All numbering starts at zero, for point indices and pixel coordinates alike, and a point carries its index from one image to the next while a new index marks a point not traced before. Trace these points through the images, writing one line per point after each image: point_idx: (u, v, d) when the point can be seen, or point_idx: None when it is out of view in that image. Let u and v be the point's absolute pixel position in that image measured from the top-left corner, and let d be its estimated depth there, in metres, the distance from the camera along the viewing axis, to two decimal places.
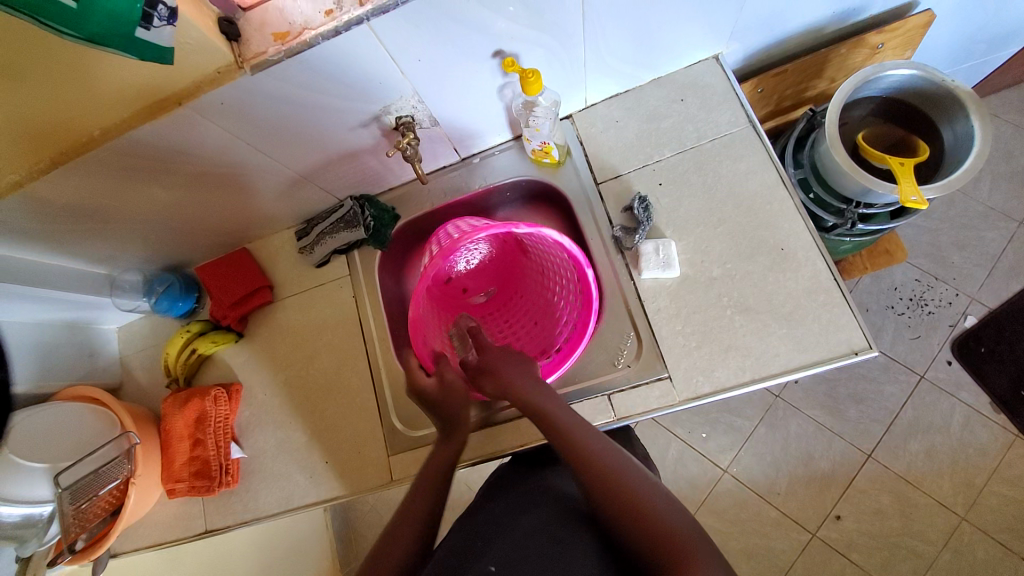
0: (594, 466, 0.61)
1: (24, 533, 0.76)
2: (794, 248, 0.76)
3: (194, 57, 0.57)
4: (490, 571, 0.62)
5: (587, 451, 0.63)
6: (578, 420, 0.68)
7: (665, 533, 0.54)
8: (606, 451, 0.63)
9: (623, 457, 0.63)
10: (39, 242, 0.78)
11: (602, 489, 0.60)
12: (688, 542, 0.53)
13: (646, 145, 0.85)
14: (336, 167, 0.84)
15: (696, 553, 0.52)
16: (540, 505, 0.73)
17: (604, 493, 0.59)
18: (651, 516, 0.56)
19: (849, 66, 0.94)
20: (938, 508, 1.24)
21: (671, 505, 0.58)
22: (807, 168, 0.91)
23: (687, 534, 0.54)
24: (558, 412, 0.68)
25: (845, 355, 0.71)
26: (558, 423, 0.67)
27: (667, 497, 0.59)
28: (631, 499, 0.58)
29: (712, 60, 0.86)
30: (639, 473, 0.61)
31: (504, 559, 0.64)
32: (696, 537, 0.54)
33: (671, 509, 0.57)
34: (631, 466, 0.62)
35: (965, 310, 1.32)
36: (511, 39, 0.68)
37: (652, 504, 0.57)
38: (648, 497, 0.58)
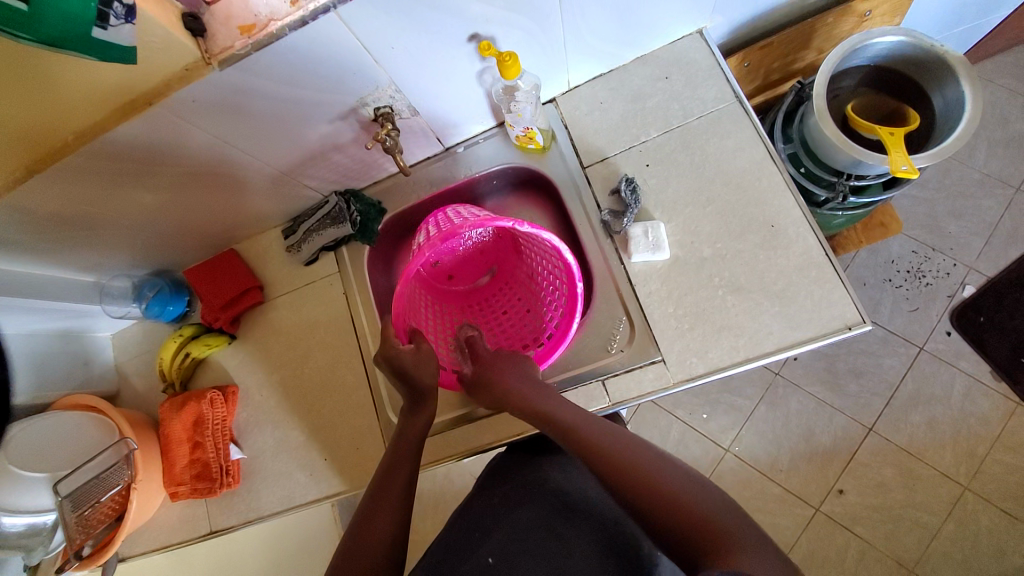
0: (611, 459, 0.62)
1: (30, 542, 0.77)
2: (785, 224, 0.75)
3: (160, 55, 0.55)
4: (487, 563, 0.69)
5: (603, 445, 0.63)
6: (587, 414, 0.69)
7: (696, 513, 0.54)
8: (624, 444, 0.63)
9: (644, 447, 0.63)
10: (25, 252, 0.77)
11: (624, 480, 0.59)
12: (724, 522, 0.53)
13: (631, 126, 0.84)
14: (317, 162, 0.83)
15: (729, 531, 0.52)
16: (539, 498, 0.75)
17: (627, 483, 0.59)
18: (680, 499, 0.56)
19: (837, 35, 0.92)
20: (940, 478, 1.25)
21: (699, 486, 0.58)
22: (796, 142, 0.89)
23: (718, 515, 0.54)
24: (566, 413, 0.68)
25: (839, 331, 0.70)
26: (566, 422, 0.67)
27: (694, 479, 0.59)
28: (656, 485, 0.58)
29: (696, 36, 0.84)
30: (662, 459, 0.61)
31: (501, 550, 0.70)
32: (727, 516, 0.54)
33: (698, 492, 0.57)
34: (652, 454, 0.62)
35: (964, 279, 1.31)
36: (486, 22, 0.67)
37: (678, 488, 0.57)
38: (672, 481, 0.58)
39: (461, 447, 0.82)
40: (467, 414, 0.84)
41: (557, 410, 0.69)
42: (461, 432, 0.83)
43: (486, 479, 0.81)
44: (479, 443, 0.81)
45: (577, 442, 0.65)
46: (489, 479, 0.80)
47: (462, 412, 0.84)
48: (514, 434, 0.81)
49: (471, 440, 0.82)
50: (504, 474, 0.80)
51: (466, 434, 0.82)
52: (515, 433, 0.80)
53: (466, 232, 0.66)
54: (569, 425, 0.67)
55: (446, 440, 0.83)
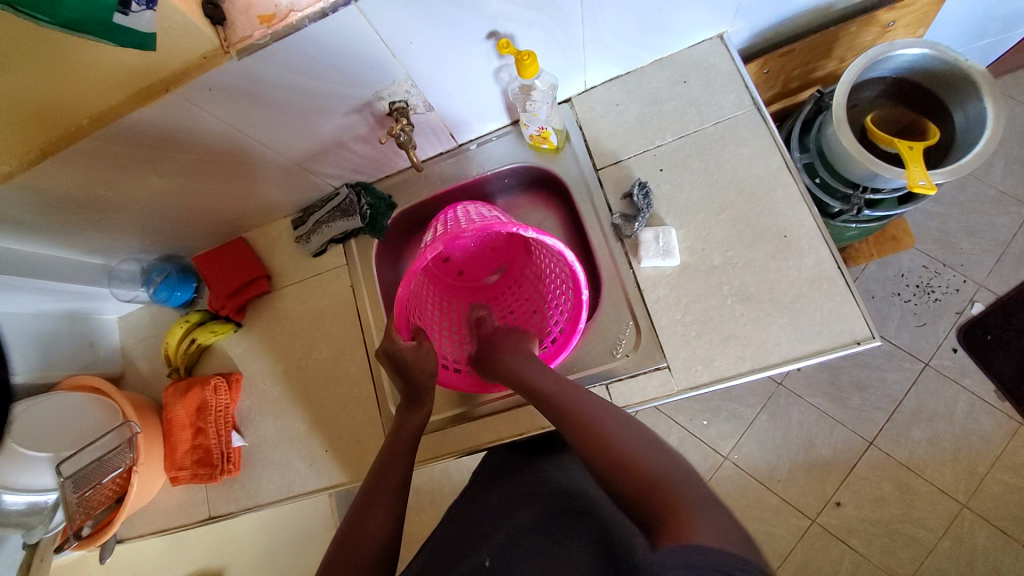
0: (581, 425, 0.62)
1: (30, 520, 0.76)
2: (797, 235, 0.74)
3: (179, 41, 0.55)
4: (484, 564, 0.67)
5: (575, 414, 0.64)
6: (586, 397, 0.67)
7: (655, 481, 0.53)
8: (598, 412, 0.63)
9: (616, 416, 0.63)
10: (35, 231, 0.77)
11: (592, 448, 0.59)
12: (683, 492, 0.51)
13: (646, 129, 0.83)
14: (331, 154, 0.83)
15: (691, 501, 0.50)
16: (537, 499, 0.74)
17: (594, 451, 0.59)
18: (639, 465, 0.55)
19: (859, 46, 0.91)
20: (939, 495, 1.24)
21: (667, 456, 0.56)
22: (813, 152, 0.88)
23: (684, 486, 0.52)
24: (551, 384, 0.69)
25: (847, 345, 0.69)
26: (562, 404, 0.66)
27: (660, 448, 0.57)
28: (620, 452, 0.57)
29: (716, 41, 0.83)
30: (632, 429, 0.60)
31: (498, 553, 0.68)
32: (689, 487, 0.52)
33: (668, 464, 0.55)
34: (624, 424, 0.61)
35: (973, 296, 1.30)
36: (506, 20, 0.66)
37: (642, 456, 0.56)
38: (638, 450, 0.57)
39: (461, 444, 0.82)
40: (468, 412, 0.84)
41: (543, 381, 0.70)
42: (463, 430, 0.83)
43: (483, 480, 0.85)
44: (481, 442, 0.81)
45: (554, 412, 0.66)
46: (487, 479, 0.84)
47: (462, 411, 0.84)
48: (516, 434, 0.81)
49: (473, 438, 0.82)
50: (506, 475, 0.83)
51: (466, 432, 0.82)
52: (515, 433, 0.80)
53: (468, 236, 0.66)
54: (547, 395, 0.67)
55: (445, 437, 0.83)
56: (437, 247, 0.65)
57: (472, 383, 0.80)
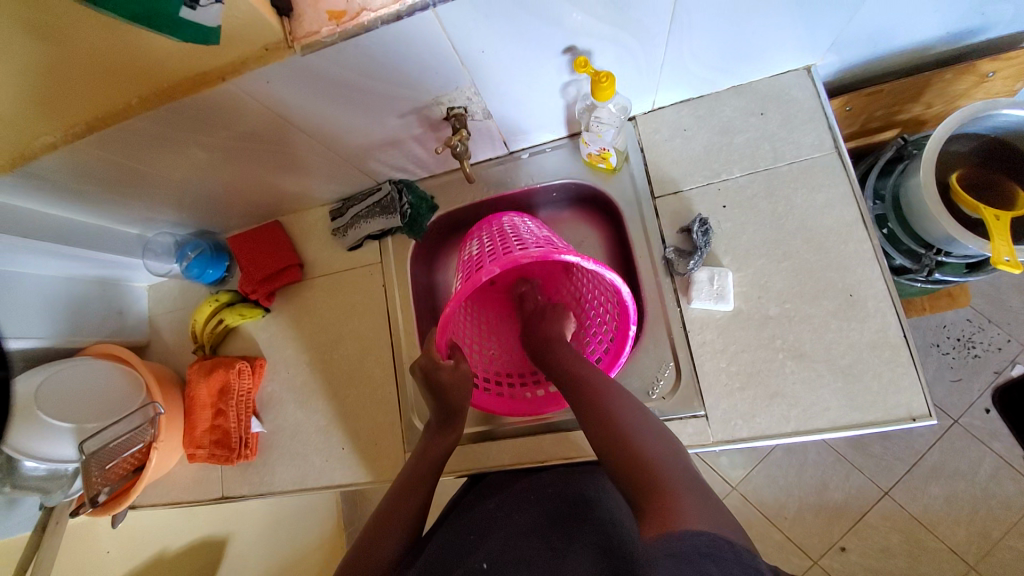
0: (590, 401, 0.62)
1: (49, 485, 0.77)
2: (863, 295, 0.70)
3: (241, 32, 0.52)
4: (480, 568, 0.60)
5: (587, 391, 0.64)
6: (606, 380, 0.65)
7: (652, 469, 0.52)
8: (617, 398, 0.62)
9: (633, 404, 0.61)
10: (73, 199, 0.76)
11: (602, 430, 0.58)
12: (667, 476, 0.51)
13: (713, 160, 0.78)
14: (379, 150, 0.79)
15: (680, 487, 0.50)
16: (536, 504, 0.70)
17: (603, 434, 0.58)
18: (640, 450, 0.54)
19: (951, 93, 0.84)
20: (948, 554, 1.21)
21: (667, 445, 0.55)
22: (888, 202, 0.83)
23: (675, 475, 0.51)
24: (578, 367, 0.68)
25: (901, 421, 0.66)
26: (580, 390, 0.64)
27: (664, 438, 0.56)
28: (627, 437, 0.56)
29: (801, 73, 0.77)
30: (644, 417, 0.59)
31: (497, 556, 0.61)
32: (678, 472, 0.52)
33: (666, 453, 0.54)
34: (638, 411, 0.60)
35: (1015, 357, 1.25)
36: (586, 35, 0.61)
37: (648, 444, 0.55)
38: (644, 438, 0.56)
39: (480, 464, 0.81)
40: (491, 431, 0.83)
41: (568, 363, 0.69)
42: (482, 449, 0.81)
43: (484, 490, 0.78)
44: (500, 463, 0.80)
45: (574, 394, 0.65)
46: (482, 490, 0.77)
47: (485, 429, 0.83)
48: (537, 462, 0.79)
49: (492, 459, 0.81)
50: (502, 486, 0.76)
51: (485, 452, 0.81)
52: (537, 460, 0.79)
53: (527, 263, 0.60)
54: (573, 377, 0.67)
55: (464, 453, 0.82)
56: (493, 272, 0.60)
57: (503, 408, 0.77)
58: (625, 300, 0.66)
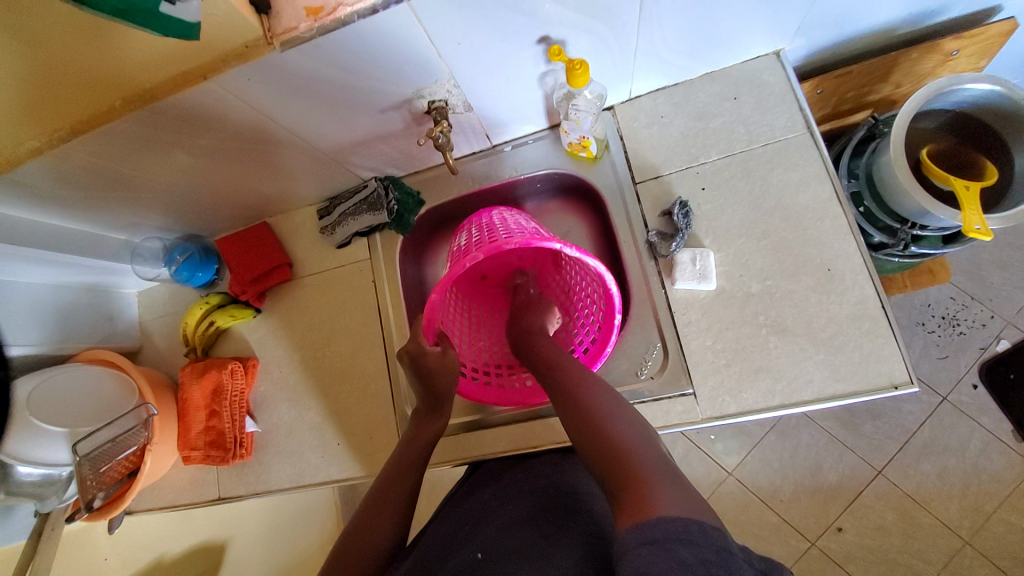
0: (567, 393, 0.63)
1: (44, 491, 0.78)
2: (841, 270, 0.71)
3: (220, 30, 0.53)
4: (475, 558, 0.61)
5: (563, 384, 0.65)
6: (583, 372, 0.66)
7: (626, 455, 0.53)
8: (594, 390, 0.63)
9: (608, 392, 0.62)
10: (61, 205, 0.76)
11: (577, 419, 0.60)
12: (641, 461, 0.52)
13: (691, 145, 0.80)
14: (363, 147, 0.81)
15: (652, 469, 0.51)
16: (530, 493, 0.70)
17: (579, 425, 0.59)
18: (613, 436, 0.55)
19: (919, 72, 0.86)
20: (942, 529, 1.23)
21: (642, 432, 0.56)
22: (862, 179, 0.85)
23: (649, 459, 0.52)
24: (559, 359, 0.69)
25: (883, 389, 0.67)
26: (559, 383, 0.66)
27: (636, 422, 0.58)
28: (600, 424, 0.57)
29: (772, 57, 0.79)
30: (618, 404, 0.60)
31: (490, 545, 0.62)
32: (650, 456, 0.53)
33: (640, 437, 0.55)
34: (613, 399, 0.61)
35: (999, 333, 1.27)
36: (558, 25, 0.63)
37: (620, 430, 0.56)
38: (617, 424, 0.57)
39: (474, 452, 0.81)
40: (482, 420, 0.83)
41: (550, 358, 0.70)
42: (474, 437, 0.82)
43: (479, 480, 0.78)
44: (494, 451, 0.81)
45: (554, 386, 0.66)
46: (477, 481, 0.78)
47: (477, 417, 0.84)
48: (530, 447, 0.80)
49: (486, 447, 0.81)
50: (498, 476, 0.76)
51: (479, 440, 0.82)
52: (531, 445, 0.80)
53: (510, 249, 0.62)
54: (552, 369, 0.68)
55: (458, 443, 0.82)
56: (477, 259, 0.61)
57: (492, 397, 0.78)
58: (608, 287, 0.67)
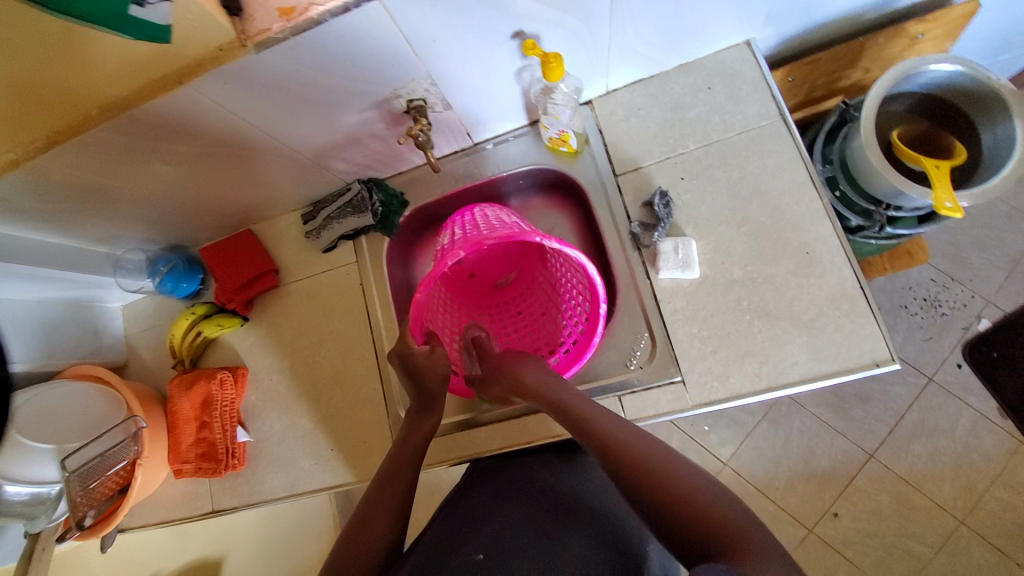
0: (605, 440, 0.60)
1: (34, 510, 0.77)
2: (820, 252, 0.73)
3: (194, 33, 0.53)
4: (478, 558, 0.63)
5: (600, 428, 0.62)
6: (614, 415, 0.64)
7: (691, 499, 0.52)
8: (643, 442, 0.60)
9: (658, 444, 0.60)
10: (40, 219, 0.76)
11: (629, 469, 0.57)
12: (732, 523, 0.50)
13: (668, 137, 0.81)
14: (343, 149, 0.81)
15: (724, 514, 0.50)
16: (529, 496, 0.72)
17: (632, 473, 0.56)
18: (672, 483, 0.54)
19: (886, 56, 0.89)
20: (936, 509, 1.24)
21: (711, 484, 0.55)
22: (836, 164, 0.86)
23: (738, 519, 0.50)
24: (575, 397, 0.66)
25: (866, 367, 0.68)
26: (593, 427, 0.62)
27: (684, 460, 0.57)
28: (655, 472, 0.55)
29: (743, 48, 0.81)
30: (660, 448, 0.59)
31: (493, 545, 0.64)
32: (733, 513, 0.51)
33: (715, 493, 0.53)
34: (649, 442, 0.60)
35: (980, 312, 1.30)
36: (532, 20, 0.64)
37: (677, 475, 0.55)
38: (672, 468, 0.56)
39: (468, 450, 0.81)
40: (474, 418, 0.83)
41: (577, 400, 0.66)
42: (467, 435, 0.82)
43: (471, 480, 0.80)
44: (488, 448, 0.81)
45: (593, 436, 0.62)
46: (473, 481, 0.79)
47: (469, 416, 0.84)
48: (524, 442, 0.80)
49: (480, 444, 0.81)
50: (493, 476, 0.78)
51: (473, 438, 0.82)
52: (525, 440, 0.80)
53: (491, 245, 0.62)
54: (590, 419, 0.63)
55: (451, 442, 0.82)
56: (457, 255, 0.62)
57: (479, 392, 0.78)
58: (594, 280, 0.67)
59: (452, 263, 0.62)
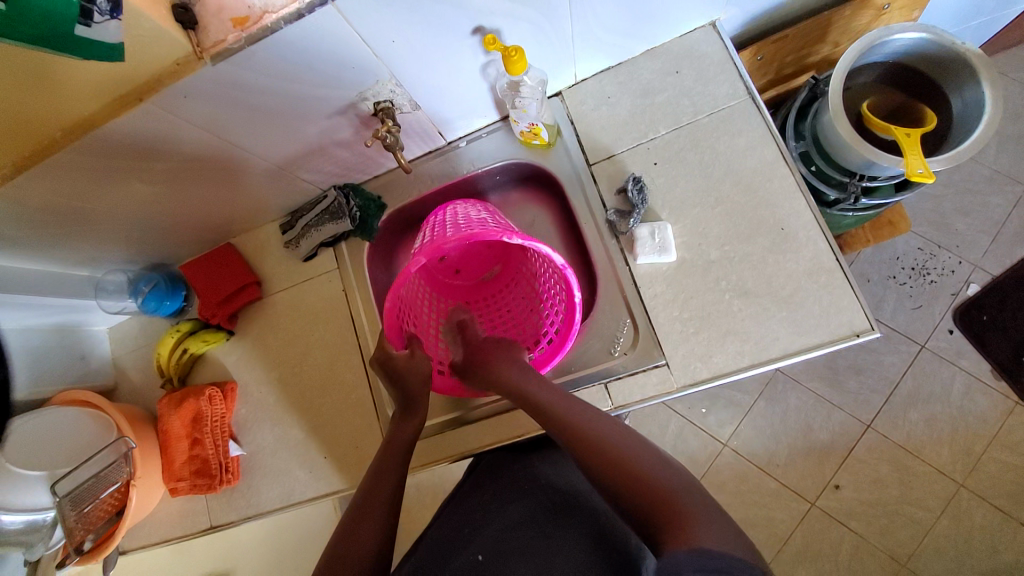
0: (575, 432, 0.61)
1: (30, 538, 0.77)
2: (795, 227, 0.73)
3: (149, 49, 0.53)
4: (476, 560, 0.63)
5: (570, 420, 0.63)
6: (587, 409, 0.64)
7: (654, 486, 0.52)
8: (602, 425, 0.61)
9: (615, 426, 0.62)
10: (17, 247, 0.76)
11: (595, 458, 0.57)
12: (675, 495, 0.51)
13: (639, 122, 0.81)
14: (314, 157, 0.81)
15: (689, 501, 0.51)
16: (530, 493, 0.71)
17: (600, 462, 0.57)
18: (637, 470, 0.54)
19: (854, 29, 0.89)
20: (936, 475, 1.25)
21: (660, 462, 0.56)
22: (808, 139, 0.86)
23: (679, 489, 0.52)
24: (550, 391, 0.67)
25: (847, 338, 0.69)
26: (565, 419, 0.63)
27: (652, 452, 0.57)
28: (622, 461, 0.56)
29: (708, 29, 0.81)
30: (630, 438, 0.59)
31: (491, 547, 0.64)
32: (678, 486, 0.52)
33: (665, 472, 0.55)
34: (621, 432, 0.60)
35: (969, 277, 1.30)
36: (490, 15, 0.64)
37: (643, 465, 0.55)
38: (638, 457, 0.56)
39: (460, 448, 0.81)
40: (464, 416, 0.83)
41: (542, 391, 0.68)
42: (458, 433, 0.82)
43: (476, 477, 0.80)
44: (480, 444, 0.81)
45: (555, 422, 0.64)
46: (478, 479, 0.78)
47: (458, 414, 0.84)
48: (515, 436, 0.80)
49: (471, 441, 0.81)
50: (495, 473, 0.77)
51: (463, 436, 0.82)
52: (515, 435, 0.80)
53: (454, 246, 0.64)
54: (552, 405, 0.65)
55: (443, 441, 0.82)
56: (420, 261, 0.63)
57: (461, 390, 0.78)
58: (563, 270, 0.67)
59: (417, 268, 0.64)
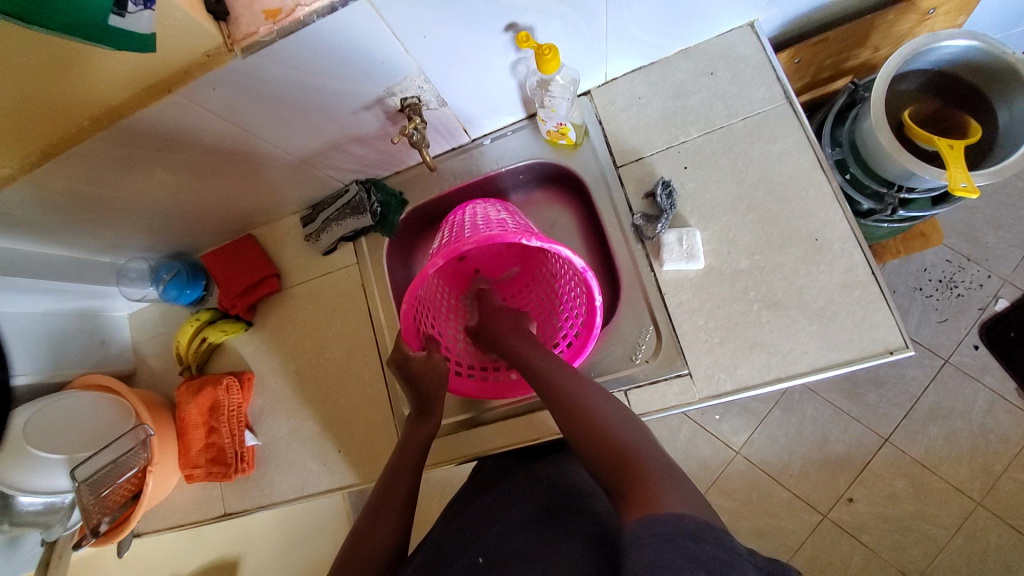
0: (561, 397, 0.62)
1: (48, 518, 0.79)
2: (829, 239, 0.71)
3: (179, 40, 0.52)
4: (477, 563, 0.60)
5: (557, 385, 0.63)
6: (582, 379, 0.64)
7: (630, 455, 0.52)
8: (588, 394, 0.62)
9: (608, 401, 0.61)
10: (41, 231, 0.76)
11: (579, 425, 0.58)
12: (643, 461, 0.51)
13: (670, 125, 0.79)
14: (335, 152, 0.80)
15: (658, 474, 0.49)
16: (533, 496, 0.68)
17: (579, 427, 0.58)
18: (615, 438, 0.55)
19: (896, 33, 0.86)
20: (954, 492, 1.22)
21: (639, 432, 0.56)
22: (845, 146, 0.84)
23: (649, 457, 0.52)
24: (546, 359, 0.68)
25: (878, 355, 0.67)
26: (555, 384, 0.64)
27: (638, 427, 0.57)
28: (603, 430, 0.56)
29: (746, 29, 0.78)
30: (615, 409, 0.59)
31: (493, 551, 0.61)
32: (658, 461, 0.51)
33: (643, 444, 0.54)
34: (610, 404, 0.60)
35: (997, 292, 1.26)
36: (523, 11, 0.62)
37: (622, 436, 0.55)
38: (617, 428, 0.56)
39: (473, 449, 0.81)
40: (479, 417, 0.83)
41: (546, 365, 0.67)
42: (472, 435, 0.82)
43: (485, 479, 0.79)
44: (493, 446, 0.80)
45: (545, 387, 0.64)
46: (483, 482, 0.79)
47: (472, 415, 0.83)
48: (532, 439, 0.79)
49: (485, 443, 0.81)
50: (502, 478, 0.76)
51: (476, 437, 0.81)
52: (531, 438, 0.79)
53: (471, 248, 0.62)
54: (540, 368, 0.67)
55: (456, 442, 0.82)
56: (438, 264, 0.62)
57: (474, 390, 0.78)
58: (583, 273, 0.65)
59: (434, 270, 0.62)
